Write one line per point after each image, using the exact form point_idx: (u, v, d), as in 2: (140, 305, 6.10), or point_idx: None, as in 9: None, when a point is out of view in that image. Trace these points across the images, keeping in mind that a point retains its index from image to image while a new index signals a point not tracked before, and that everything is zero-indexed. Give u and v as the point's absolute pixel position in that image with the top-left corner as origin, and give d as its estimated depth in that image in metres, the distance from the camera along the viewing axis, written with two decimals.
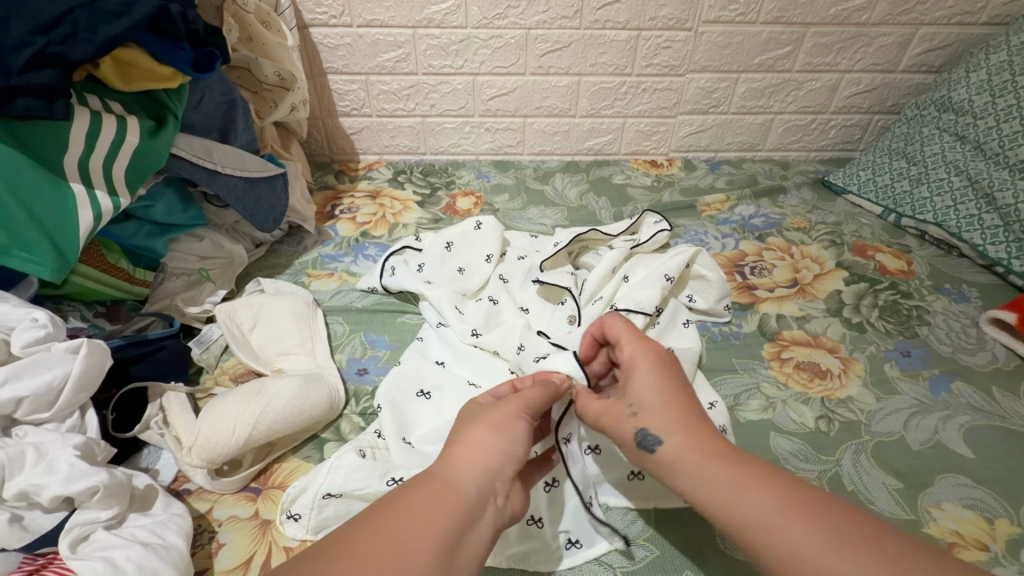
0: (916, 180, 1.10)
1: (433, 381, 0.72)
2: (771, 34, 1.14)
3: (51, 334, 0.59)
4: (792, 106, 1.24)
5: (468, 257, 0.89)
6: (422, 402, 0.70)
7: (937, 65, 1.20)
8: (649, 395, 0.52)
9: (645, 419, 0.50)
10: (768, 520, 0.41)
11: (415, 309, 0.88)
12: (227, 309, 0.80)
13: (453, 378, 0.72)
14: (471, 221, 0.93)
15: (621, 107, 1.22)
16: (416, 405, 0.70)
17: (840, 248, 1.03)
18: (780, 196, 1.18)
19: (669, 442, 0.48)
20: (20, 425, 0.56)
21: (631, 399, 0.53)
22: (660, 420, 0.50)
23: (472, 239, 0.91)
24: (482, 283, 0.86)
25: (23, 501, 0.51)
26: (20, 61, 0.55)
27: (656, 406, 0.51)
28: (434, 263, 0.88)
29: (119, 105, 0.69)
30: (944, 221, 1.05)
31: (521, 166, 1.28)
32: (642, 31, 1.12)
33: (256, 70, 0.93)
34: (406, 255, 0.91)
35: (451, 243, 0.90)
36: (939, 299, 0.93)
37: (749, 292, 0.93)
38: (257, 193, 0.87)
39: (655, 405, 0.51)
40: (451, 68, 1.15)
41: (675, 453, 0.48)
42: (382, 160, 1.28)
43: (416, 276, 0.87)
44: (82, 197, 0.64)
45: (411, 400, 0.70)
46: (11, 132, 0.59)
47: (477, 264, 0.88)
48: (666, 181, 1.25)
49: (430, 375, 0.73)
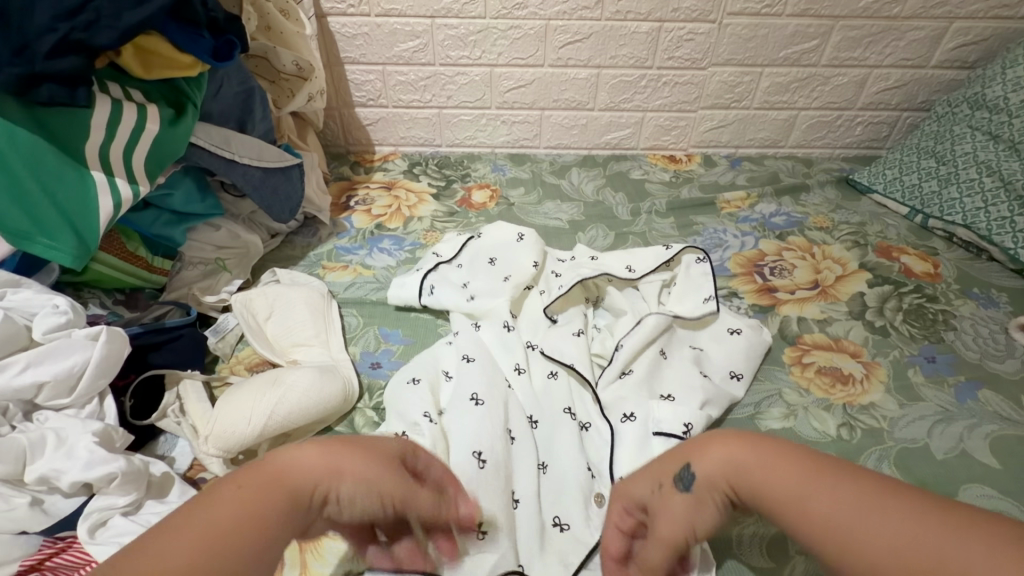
0: (946, 180, 1.06)
1: (476, 390, 0.68)
2: (798, 27, 1.11)
3: (72, 320, 0.59)
4: (816, 102, 1.21)
5: (505, 269, 0.87)
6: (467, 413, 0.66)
7: (972, 60, 1.15)
8: (654, 462, 0.53)
9: (671, 467, 0.50)
10: (843, 519, 0.41)
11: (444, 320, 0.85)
12: (244, 298, 0.80)
13: (493, 387, 0.69)
14: (514, 234, 0.91)
15: (640, 100, 1.20)
16: (459, 414, 0.66)
17: (864, 249, 1.01)
18: (803, 195, 1.16)
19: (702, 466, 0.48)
20: (42, 410, 0.56)
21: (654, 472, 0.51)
22: (681, 456, 0.50)
23: (510, 252, 0.89)
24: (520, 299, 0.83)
25: (44, 485, 0.51)
26: (44, 47, 0.55)
27: (676, 454, 0.51)
28: (476, 274, 0.87)
29: (140, 93, 0.69)
30: (972, 224, 1.01)
31: (538, 159, 1.26)
32: (664, 23, 1.09)
33: (274, 58, 0.92)
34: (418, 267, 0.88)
35: (494, 257, 0.89)
36: (966, 304, 0.90)
37: (769, 294, 0.91)
38: (274, 183, 0.87)
39: (670, 452, 0.52)
40: (469, 59, 1.13)
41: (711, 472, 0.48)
42: (398, 152, 1.27)
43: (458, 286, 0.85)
44: (102, 184, 0.64)
45: (411, 395, 0.68)
46: (34, 119, 0.59)
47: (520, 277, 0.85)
48: (686, 177, 1.22)
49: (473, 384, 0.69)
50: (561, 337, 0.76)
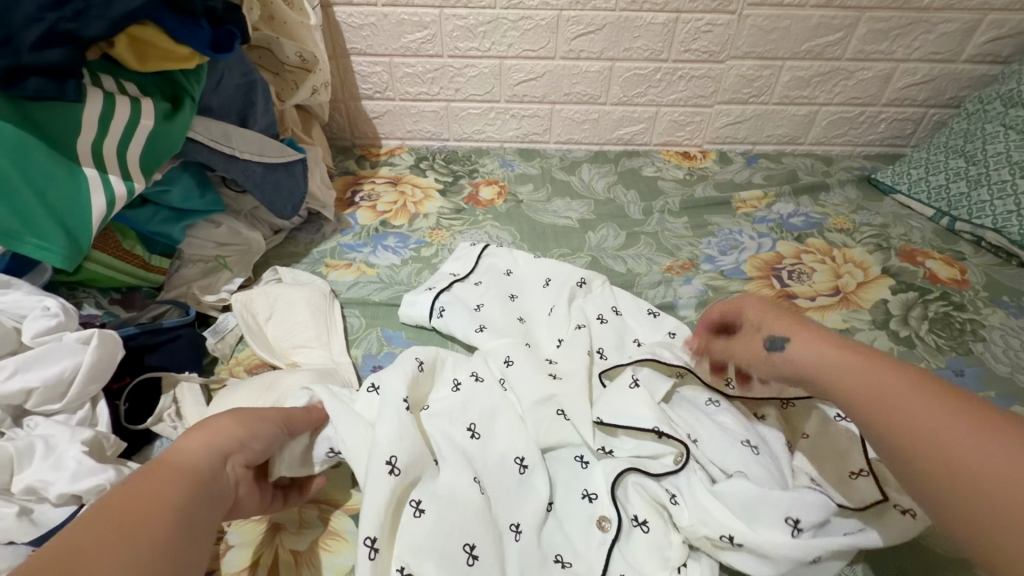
0: (976, 181, 1.01)
1: (478, 416, 0.61)
2: (822, 18, 1.06)
3: (63, 323, 0.58)
4: (839, 98, 1.16)
5: (524, 288, 0.83)
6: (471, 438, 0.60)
7: (1005, 55, 1.10)
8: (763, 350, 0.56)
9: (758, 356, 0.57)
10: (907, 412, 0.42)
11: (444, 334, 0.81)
12: (244, 298, 0.78)
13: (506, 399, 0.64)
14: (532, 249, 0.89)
15: (655, 95, 1.16)
16: (458, 440, 0.59)
17: (886, 252, 0.97)
18: (823, 194, 1.11)
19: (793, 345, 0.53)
20: (32, 415, 0.55)
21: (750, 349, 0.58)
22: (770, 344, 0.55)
23: (529, 265, 0.86)
24: (533, 310, 0.80)
25: (32, 495, 0.50)
26: (31, 39, 0.53)
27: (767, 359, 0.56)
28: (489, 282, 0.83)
29: (134, 85, 0.66)
30: (1004, 228, 0.96)
31: (547, 154, 1.22)
32: (681, 14, 1.05)
33: (277, 50, 0.90)
34: (431, 282, 0.84)
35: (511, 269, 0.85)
36: (995, 313, 0.86)
37: (789, 301, 0.87)
38: (275, 179, 0.84)
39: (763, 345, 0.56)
40: (478, 50, 1.10)
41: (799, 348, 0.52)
42: (404, 146, 1.24)
43: (468, 295, 0.81)
44: (95, 181, 0.62)
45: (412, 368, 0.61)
46: (24, 115, 0.57)
47: (534, 289, 0.83)
48: (700, 175, 1.18)
49: (484, 394, 0.63)
50: (579, 349, 0.70)
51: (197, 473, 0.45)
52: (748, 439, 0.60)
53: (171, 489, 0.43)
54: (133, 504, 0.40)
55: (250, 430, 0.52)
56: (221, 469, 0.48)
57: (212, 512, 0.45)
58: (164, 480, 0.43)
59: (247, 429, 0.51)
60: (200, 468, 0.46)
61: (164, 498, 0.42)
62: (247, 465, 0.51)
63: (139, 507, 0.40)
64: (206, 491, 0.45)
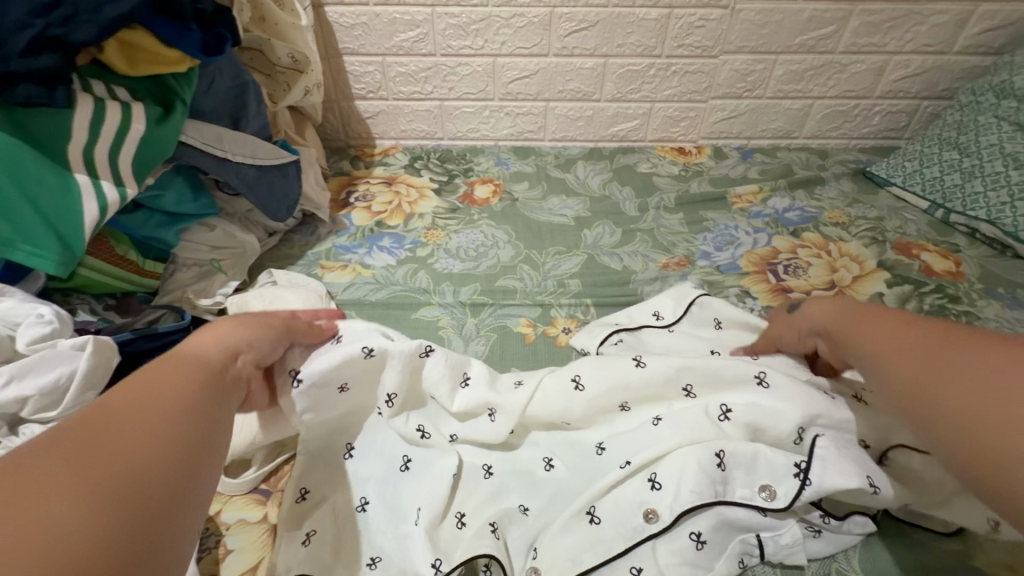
0: (969, 173, 1.01)
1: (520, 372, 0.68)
2: (814, 12, 1.06)
3: (58, 330, 0.59)
4: (833, 91, 1.16)
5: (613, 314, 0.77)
6: (511, 388, 0.66)
7: (997, 46, 1.10)
8: (823, 318, 0.59)
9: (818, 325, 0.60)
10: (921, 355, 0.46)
11: (455, 330, 0.82)
12: (240, 301, 0.78)
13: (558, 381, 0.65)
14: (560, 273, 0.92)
15: (649, 91, 1.15)
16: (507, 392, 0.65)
17: (881, 246, 0.97)
18: (817, 188, 1.11)
19: (820, 303, 0.61)
20: (28, 423, 0.55)
21: (815, 324, 0.60)
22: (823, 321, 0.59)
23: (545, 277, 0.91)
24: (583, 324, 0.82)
25: None
26: (19, 45, 0.53)
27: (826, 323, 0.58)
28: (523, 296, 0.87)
29: (125, 91, 0.66)
30: (997, 220, 0.96)
31: (542, 152, 1.22)
32: (674, 10, 1.05)
33: (269, 51, 0.89)
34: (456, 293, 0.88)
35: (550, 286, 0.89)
36: (990, 305, 0.86)
37: (784, 295, 0.87)
38: (269, 181, 0.84)
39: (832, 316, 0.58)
40: (471, 48, 1.09)
41: (834, 310, 0.58)
42: (399, 146, 1.24)
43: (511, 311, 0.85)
44: (87, 187, 0.62)
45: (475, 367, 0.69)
46: (16, 123, 0.57)
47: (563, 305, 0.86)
48: (694, 170, 1.18)
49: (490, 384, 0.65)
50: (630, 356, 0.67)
51: (212, 363, 0.49)
52: (801, 428, 0.58)
53: (192, 375, 0.46)
54: (163, 386, 0.43)
55: (255, 332, 0.56)
56: (234, 362, 0.52)
57: (231, 397, 0.49)
58: (182, 366, 0.46)
59: (252, 333, 0.55)
60: (211, 356, 0.50)
61: (190, 383, 0.45)
62: (255, 364, 0.55)
63: (169, 390, 0.43)
64: (218, 391, 0.47)
